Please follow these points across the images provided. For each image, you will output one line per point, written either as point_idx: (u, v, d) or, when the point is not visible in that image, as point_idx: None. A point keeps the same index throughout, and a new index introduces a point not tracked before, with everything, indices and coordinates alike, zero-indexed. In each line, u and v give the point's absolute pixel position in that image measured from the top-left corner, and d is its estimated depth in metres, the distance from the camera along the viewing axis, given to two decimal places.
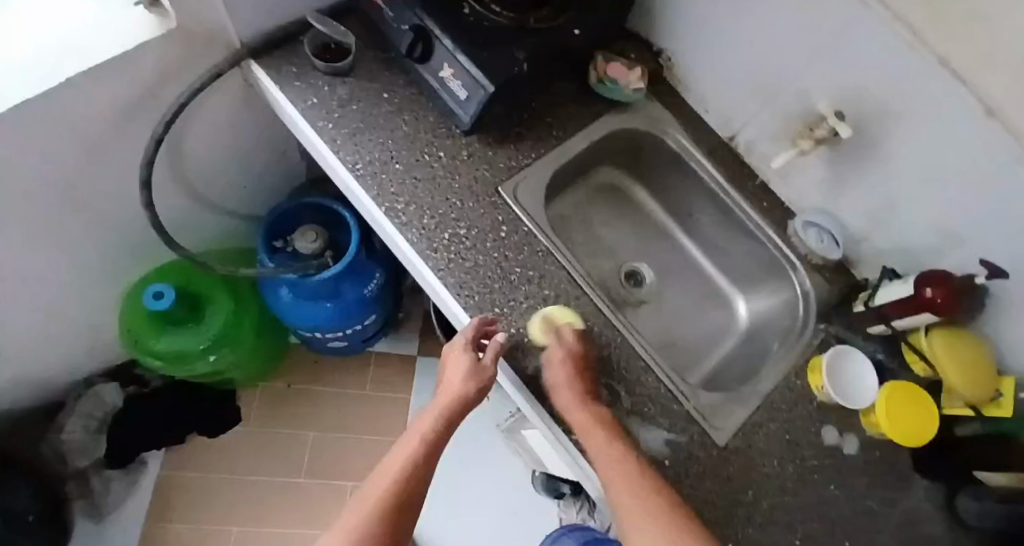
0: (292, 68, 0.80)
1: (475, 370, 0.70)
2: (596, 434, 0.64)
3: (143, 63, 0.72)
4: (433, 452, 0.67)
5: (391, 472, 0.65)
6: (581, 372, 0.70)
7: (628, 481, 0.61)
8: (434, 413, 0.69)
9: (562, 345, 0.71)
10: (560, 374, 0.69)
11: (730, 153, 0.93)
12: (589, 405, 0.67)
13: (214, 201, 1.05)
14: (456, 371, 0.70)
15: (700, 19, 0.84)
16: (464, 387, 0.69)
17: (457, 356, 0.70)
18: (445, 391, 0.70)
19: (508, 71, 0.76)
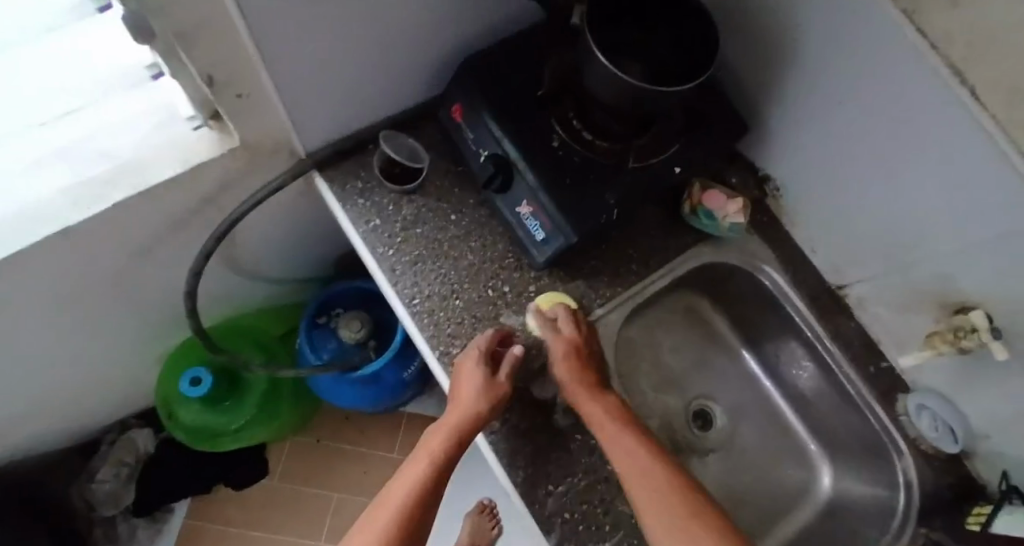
0: (357, 183, 0.73)
1: (490, 387, 0.64)
2: (603, 423, 0.63)
3: (196, 181, 0.66)
4: (444, 474, 0.61)
5: (399, 497, 0.59)
6: (579, 360, 0.67)
7: (636, 461, 0.60)
8: (442, 432, 0.63)
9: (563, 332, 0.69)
10: (563, 366, 0.66)
11: (835, 303, 0.81)
12: (597, 395, 0.66)
13: (260, 278, 1.00)
14: (467, 389, 0.64)
15: (821, 164, 0.71)
16: (478, 404, 0.63)
17: (468, 372, 0.65)
18: (454, 409, 0.63)
19: (596, 218, 0.67)
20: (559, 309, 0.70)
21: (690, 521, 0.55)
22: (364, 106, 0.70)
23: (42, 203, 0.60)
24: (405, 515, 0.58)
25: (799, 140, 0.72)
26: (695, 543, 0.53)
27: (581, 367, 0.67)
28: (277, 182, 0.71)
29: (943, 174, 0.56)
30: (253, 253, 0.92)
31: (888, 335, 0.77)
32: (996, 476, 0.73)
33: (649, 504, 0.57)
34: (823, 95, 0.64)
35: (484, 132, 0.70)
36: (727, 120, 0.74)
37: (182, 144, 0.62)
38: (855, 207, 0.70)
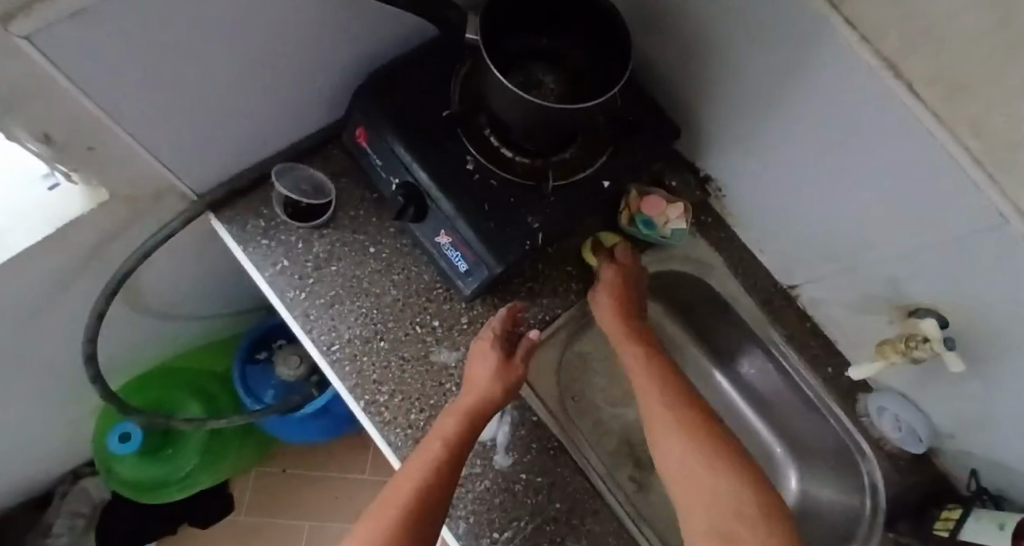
0: (258, 222, 0.67)
1: (506, 368, 0.61)
2: (638, 359, 0.64)
3: (71, 243, 0.59)
4: (452, 464, 0.54)
5: (417, 467, 0.54)
6: (625, 296, 0.68)
7: (663, 401, 0.59)
8: (456, 413, 0.58)
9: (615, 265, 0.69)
10: (605, 303, 0.67)
11: (790, 303, 0.76)
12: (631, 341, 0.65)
13: (187, 318, 0.93)
14: (482, 367, 0.61)
15: (760, 162, 0.66)
16: (496, 384, 0.59)
17: (484, 349, 0.62)
18: (468, 393, 0.60)
19: (520, 247, 0.61)
20: (618, 247, 0.71)
21: (712, 460, 0.53)
22: (254, 139, 0.63)
23: None
24: (425, 485, 0.52)
25: (733, 140, 0.66)
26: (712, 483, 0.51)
27: (620, 309, 0.67)
28: (166, 231, 0.64)
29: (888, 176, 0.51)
30: (173, 297, 0.86)
31: (846, 335, 0.73)
32: (964, 472, 0.70)
33: (673, 444, 0.55)
34: (753, 93, 0.59)
35: (392, 159, 0.64)
36: (654, 124, 0.68)
37: (38, 206, 0.55)
38: (799, 208, 0.65)
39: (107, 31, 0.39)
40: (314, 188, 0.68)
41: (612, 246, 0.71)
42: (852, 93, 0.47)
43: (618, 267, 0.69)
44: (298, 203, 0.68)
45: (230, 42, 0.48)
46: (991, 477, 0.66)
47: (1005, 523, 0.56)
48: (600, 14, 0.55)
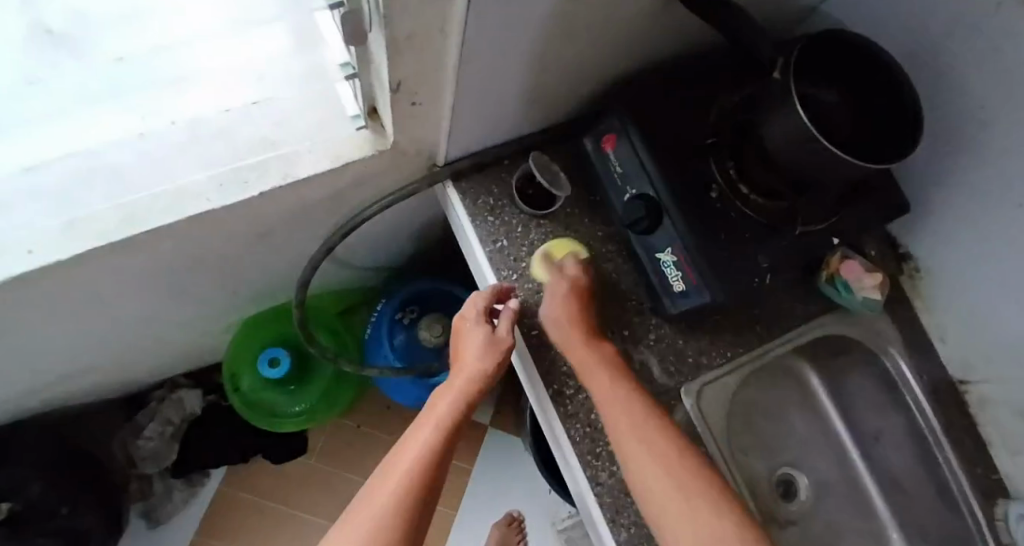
0: (490, 199, 0.71)
1: (491, 341, 0.64)
2: (601, 379, 0.60)
3: (340, 179, 0.63)
4: (446, 446, 0.59)
5: (406, 456, 0.57)
6: (584, 307, 0.65)
7: (629, 414, 0.58)
8: (449, 394, 0.62)
9: (565, 279, 0.66)
10: (561, 310, 0.64)
11: (953, 397, 0.78)
12: (600, 353, 0.62)
13: (353, 266, 0.97)
14: (471, 348, 0.64)
15: (981, 256, 0.67)
16: (488, 359, 0.63)
17: (469, 327, 0.65)
18: (461, 371, 0.64)
19: (740, 285, 0.64)
20: (568, 260, 0.68)
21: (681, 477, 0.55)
22: (515, 118, 0.66)
23: (189, 180, 0.56)
24: (415, 477, 0.55)
25: (952, 228, 0.69)
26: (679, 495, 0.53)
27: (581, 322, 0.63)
28: (412, 188, 0.69)
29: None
30: (356, 246, 0.90)
31: (1003, 440, 0.75)
32: None
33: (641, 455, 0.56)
34: (999, 190, 0.61)
35: (636, 169, 0.67)
36: (890, 191, 0.68)
37: (336, 141, 0.59)
38: (1003, 306, 0.67)
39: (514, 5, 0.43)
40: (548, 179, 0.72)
41: (566, 259, 0.68)
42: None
43: (576, 287, 0.65)
44: (533, 185, 0.73)
45: (568, 34, 0.53)
46: None
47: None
48: (898, 86, 0.57)
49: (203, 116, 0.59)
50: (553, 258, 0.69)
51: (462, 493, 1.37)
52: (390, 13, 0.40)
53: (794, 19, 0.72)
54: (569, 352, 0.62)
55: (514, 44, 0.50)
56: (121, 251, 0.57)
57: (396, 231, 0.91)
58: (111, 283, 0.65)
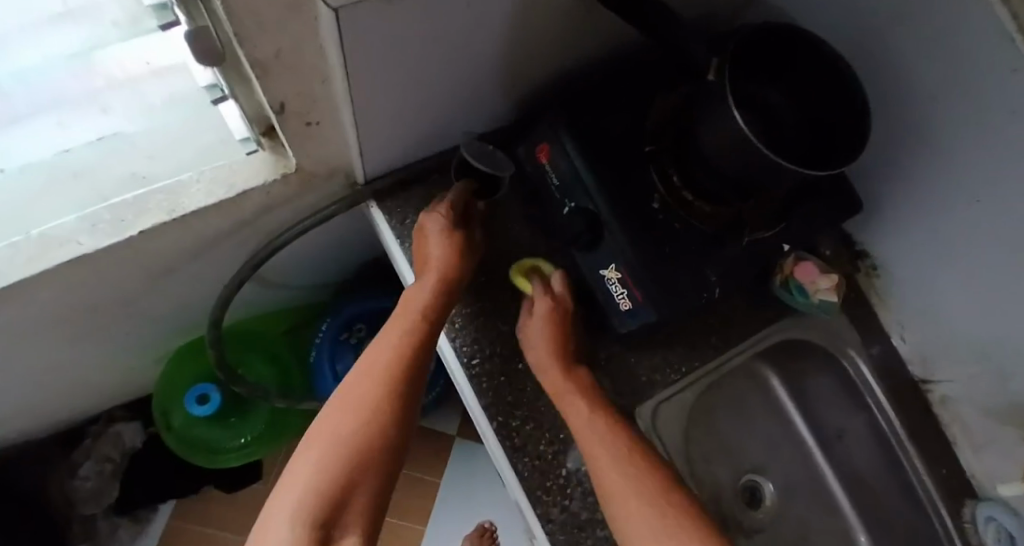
0: (417, 219, 0.64)
1: (457, 239, 0.58)
2: (574, 402, 0.55)
3: (242, 207, 0.56)
4: (418, 345, 0.51)
5: (374, 364, 0.49)
6: (560, 328, 0.60)
7: (605, 443, 0.52)
8: (416, 293, 0.55)
9: (542, 298, 0.61)
10: (540, 330, 0.59)
11: (916, 395, 0.76)
12: (568, 369, 0.58)
13: (288, 286, 0.90)
14: (434, 247, 0.58)
15: (938, 253, 0.64)
16: (456, 255, 0.57)
17: (432, 226, 0.59)
18: (425, 271, 0.57)
19: (685, 302, 0.60)
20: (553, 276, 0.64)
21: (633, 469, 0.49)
22: (437, 128, 0.60)
23: (54, 224, 0.49)
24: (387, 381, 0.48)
25: (909, 222, 0.65)
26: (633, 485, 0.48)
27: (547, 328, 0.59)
28: (329, 210, 0.62)
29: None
30: (286, 267, 0.83)
31: (966, 438, 0.72)
32: None
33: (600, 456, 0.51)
34: (954, 185, 0.57)
35: (574, 181, 0.61)
36: (842, 192, 0.64)
37: (226, 168, 0.52)
38: (962, 304, 0.64)
39: (395, 16, 0.37)
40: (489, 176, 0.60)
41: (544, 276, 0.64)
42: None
43: (551, 299, 0.61)
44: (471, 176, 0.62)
45: (474, 38, 0.47)
46: None
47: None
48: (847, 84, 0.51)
49: (39, 159, 0.50)
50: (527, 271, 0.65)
51: (430, 508, 1.32)
52: (242, 33, 0.34)
53: (735, 7, 0.67)
54: (546, 379, 0.58)
55: (410, 55, 0.44)
56: None
57: (332, 249, 0.85)
58: None
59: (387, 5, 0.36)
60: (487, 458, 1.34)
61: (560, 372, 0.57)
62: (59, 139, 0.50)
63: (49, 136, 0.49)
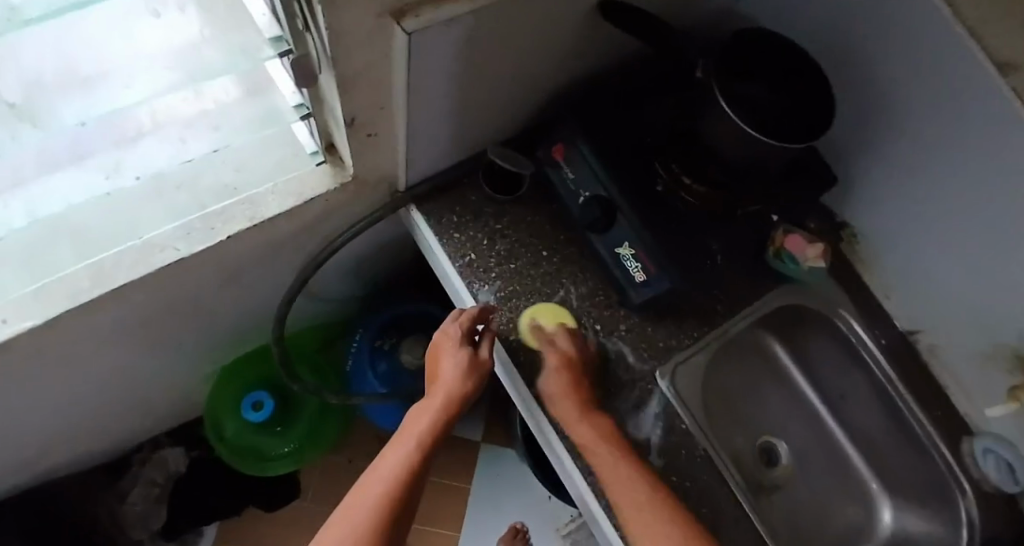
0: (453, 218, 0.74)
1: (471, 363, 0.65)
2: (601, 451, 0.61)
3: (307, 213, 0.64)
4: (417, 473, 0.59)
5: (381, 478, 0.57)
6: (575, 378, 0.66)
7: (628, 489, 0.58)
8: (427, 412, 0.63)
9: (554, 353, 0.67)
10: (553, 381, 0.65)
11: (906, 348, 0.84)
12: (592, 416, 0.64)
13: (328, 299, 0.98)
14: (449, 368, 0.65)
15: (911, 214, 0.72)
16: (467, 375, 0.65)
17: (448, 345, 0.66)
18: (438, 389, 0.64)
19: (688, 268, 0.70)
20: (559, 334, 0.69)
21: (655, 507, 0.56)
22: (466, 136, 0.70)
23: (154, 234, 0.57)
24: (385, 501, 0.56)
25: (878, 192, 0.75)
26: (652, 522, 0.55)
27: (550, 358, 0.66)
28: (377, 214, 0.71)
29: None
30: (329, 279, 0.91)
31: (958, 383, 0.80)
32: None
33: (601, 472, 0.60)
34: (915, 152, 0.66)
35: (587, 174, 0.71)
36: (817, 167, 0.74)
37: (297, 177, 0.61)
38: (935, 258, 0.73)
39: (451, 38, 0.47)
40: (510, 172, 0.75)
41: (553, 333, 0.69)
42: (1012, 165, 0.56)
43: (562, 354, 0.67)
44: (493, 173, 0.75)
45: (505, 56, 0.57)
46: None
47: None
48: (821, 84, 0.63)
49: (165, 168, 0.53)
50: (540, 329, 0.70)
51: (462, 514, 1.37)
52: (338, 55, 0.43)
53: (712, 19, 0.78)
54: (570, 429, 0.63)
55: (457, 72, 0.54)
56: (93, 309, 0.58)
57: (369, 261, 0.93)
58: (82, 343, 0.65)
59: (449, 29, 0.46)
60: (514, 461, 1.40)
61: (583, 424, 0.63)
62: (180, 150, 0.53)
63: (168, 149, 0.53)
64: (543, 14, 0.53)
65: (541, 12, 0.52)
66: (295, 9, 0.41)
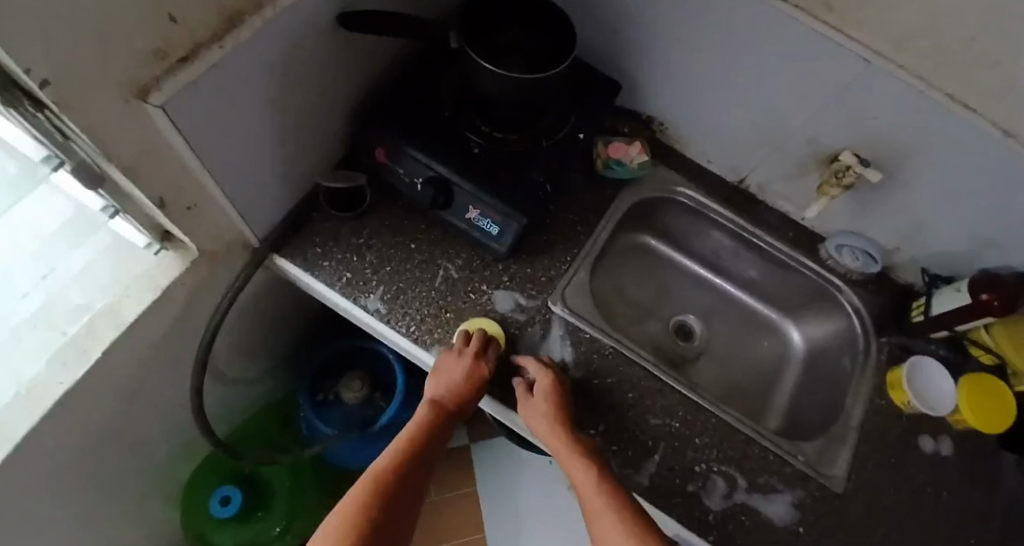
0: (316, 248, 0.78)
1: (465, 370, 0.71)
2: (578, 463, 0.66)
3: (173, 300, 0.67)
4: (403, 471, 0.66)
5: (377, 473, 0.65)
6: (559, 399, 0.71)
7: (604, 499, 0.62)
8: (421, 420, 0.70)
9: (547, 375, 0.73)
10: (541, 401, 0.71)
11: (742, 196, 0.95)
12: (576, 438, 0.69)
13: (254, 381, 0.98)
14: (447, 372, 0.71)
15: (689, 83, 0.84)
16: (461, 396, 0.71)
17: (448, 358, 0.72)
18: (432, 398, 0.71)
19: (527, 198, 0.77)
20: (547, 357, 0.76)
21: (622, 517, 0.60)
22: (291, 176, 0.74)
23: (34, 374, 0.59)
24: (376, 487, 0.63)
25: (654, 80, 0.86)
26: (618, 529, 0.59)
27: (548, 407, 0.70)
28: (244, 275, 0.74)
29: (780, 68, 0.75)
30: (244, 363, 0.92)
31: (791, 204, 0.92)
32: (912, 275, 0.90)
33: (602, 522, 0.61)
34: (662, 35, 0.80)
35: (413, 164, 0.77)
36: (601, 81, 0.86)
37: (144, 272, 0.65)
38: (723, 112, 0.85)
39: (205, 95, 0.55)
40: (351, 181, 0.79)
41: (544, 357, 0.76)
42: (737, 13, 0.71)
43: (553, 374, 0.73)
44: (339, 194, 0.79)
45: (274, 93, 0.63)
46: (930, 264, 0.87)
47: (959, 285, 0.79)
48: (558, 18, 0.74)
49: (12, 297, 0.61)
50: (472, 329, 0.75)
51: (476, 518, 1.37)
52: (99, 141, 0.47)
53: None
54: (555, 445, 0.68)
55: (234, 121, 0.60)
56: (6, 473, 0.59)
57: (272, 330, 0.95)
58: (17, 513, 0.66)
59: (196, 88, 0.53)
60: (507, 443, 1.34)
61: (566, 440, 0.68)
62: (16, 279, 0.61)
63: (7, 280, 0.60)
64: (287, 40, 0.59)
65: (279, 45, 0.59)
66: (47, 127, 0.46)
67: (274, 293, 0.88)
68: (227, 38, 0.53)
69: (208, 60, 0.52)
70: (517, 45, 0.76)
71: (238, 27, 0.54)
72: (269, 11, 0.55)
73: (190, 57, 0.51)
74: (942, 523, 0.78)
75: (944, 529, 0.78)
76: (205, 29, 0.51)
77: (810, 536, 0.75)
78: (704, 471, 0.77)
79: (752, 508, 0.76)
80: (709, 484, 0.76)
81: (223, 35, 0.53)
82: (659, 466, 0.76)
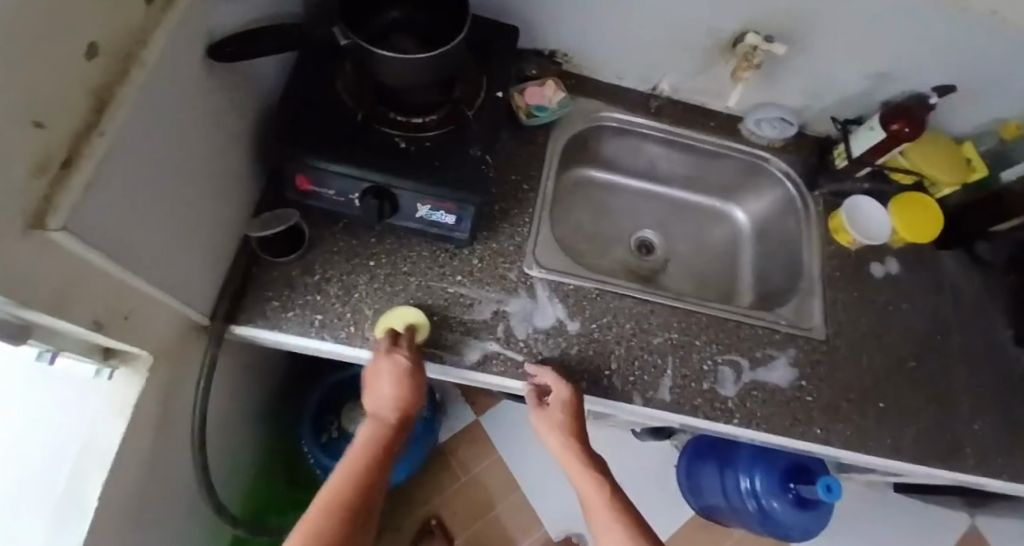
0: (274, 302, 0.71)
1: (395, 364, 0.67)
2: (579, 470, 0.68)
3: (147, 417, 0.59)
4: (371, 482, 0.62)
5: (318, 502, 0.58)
6: (574, 414, 0.71)
7: (601, 507, 0.65)
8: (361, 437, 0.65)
9: (562, 387, 0.71)
10: (558, 413, 0.70)
11: (659, 101, 0.96)
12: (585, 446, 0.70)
13: (250, 451, 0.91)
14: (383, 384, 0.67)
15: (582, 6, 0.82)
16: (410, 400, 0.67)
17: (385, 368, 0.67)
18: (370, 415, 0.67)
19: (471, 176, 0.71)
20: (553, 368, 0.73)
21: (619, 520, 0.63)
22: (219, 237, 0.66)
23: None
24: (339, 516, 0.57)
25: (548, 13, 0.83)
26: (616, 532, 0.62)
27: (565, 416, 0.70)
28: (207, 360, 0.66)
29: None
30: (236, 441, 0.85)
31: (705, 94, 0.95)
32: (823, 127, 0.98)
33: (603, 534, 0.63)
34: None
35: (344, 182, 0.71)
36: (497, 29, 0.82)
37: (105, 403, 0.56)
38: (622, 26, 0.84)
39: (109, 194, 0.45)
40: (279, 214, 0.71)
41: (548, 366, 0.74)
42: None
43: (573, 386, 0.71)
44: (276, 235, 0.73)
45: (173, 162, 0.54)
46: (835, 111, 0.94)
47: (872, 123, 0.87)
48: None
49: None
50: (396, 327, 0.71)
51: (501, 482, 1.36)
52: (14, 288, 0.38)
53: None
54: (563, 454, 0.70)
55: (147, 209, 0.51)
56: None
57: (250, 397, 0.88)
58: None
59: (94, 191, 0.43)
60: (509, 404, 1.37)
61: (575, 452, 0.69)
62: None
63: None
64: (173, 97, 0.51)
65: (164, 106, 0.50)
66: None
67: (240, 361, 0.81)
68: (105, 121, 0.43)
69: (94, 154, 0.42)
70: (407, 26, 0.71)
71: (112, 104, 0.44)
72: (142, 69, 0.46)
73: (72, 159, 0.41)
74: (913, 328, 0.89)
75: (916, 332, 0.89)
76: (75, 120, 0.41)
77: (813, 386, 0.83)
78: (714, 367, 0.81)
79: (762, 382, 0.81)
80: (721, 377, 0.80)
81: (98, 119, 0.43)
82: (677, 379, 0.79)
